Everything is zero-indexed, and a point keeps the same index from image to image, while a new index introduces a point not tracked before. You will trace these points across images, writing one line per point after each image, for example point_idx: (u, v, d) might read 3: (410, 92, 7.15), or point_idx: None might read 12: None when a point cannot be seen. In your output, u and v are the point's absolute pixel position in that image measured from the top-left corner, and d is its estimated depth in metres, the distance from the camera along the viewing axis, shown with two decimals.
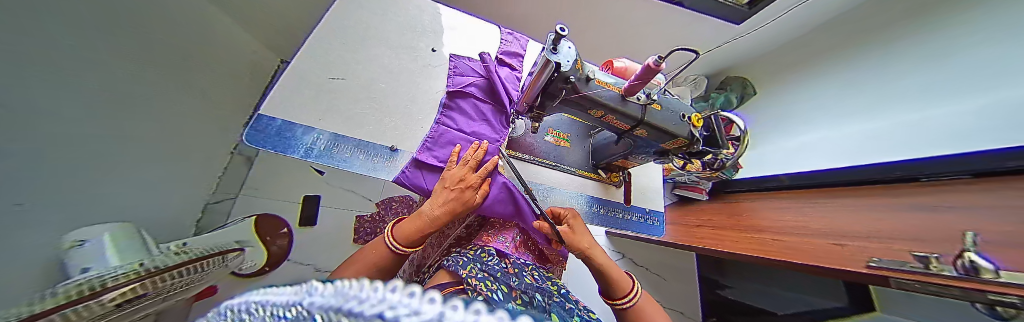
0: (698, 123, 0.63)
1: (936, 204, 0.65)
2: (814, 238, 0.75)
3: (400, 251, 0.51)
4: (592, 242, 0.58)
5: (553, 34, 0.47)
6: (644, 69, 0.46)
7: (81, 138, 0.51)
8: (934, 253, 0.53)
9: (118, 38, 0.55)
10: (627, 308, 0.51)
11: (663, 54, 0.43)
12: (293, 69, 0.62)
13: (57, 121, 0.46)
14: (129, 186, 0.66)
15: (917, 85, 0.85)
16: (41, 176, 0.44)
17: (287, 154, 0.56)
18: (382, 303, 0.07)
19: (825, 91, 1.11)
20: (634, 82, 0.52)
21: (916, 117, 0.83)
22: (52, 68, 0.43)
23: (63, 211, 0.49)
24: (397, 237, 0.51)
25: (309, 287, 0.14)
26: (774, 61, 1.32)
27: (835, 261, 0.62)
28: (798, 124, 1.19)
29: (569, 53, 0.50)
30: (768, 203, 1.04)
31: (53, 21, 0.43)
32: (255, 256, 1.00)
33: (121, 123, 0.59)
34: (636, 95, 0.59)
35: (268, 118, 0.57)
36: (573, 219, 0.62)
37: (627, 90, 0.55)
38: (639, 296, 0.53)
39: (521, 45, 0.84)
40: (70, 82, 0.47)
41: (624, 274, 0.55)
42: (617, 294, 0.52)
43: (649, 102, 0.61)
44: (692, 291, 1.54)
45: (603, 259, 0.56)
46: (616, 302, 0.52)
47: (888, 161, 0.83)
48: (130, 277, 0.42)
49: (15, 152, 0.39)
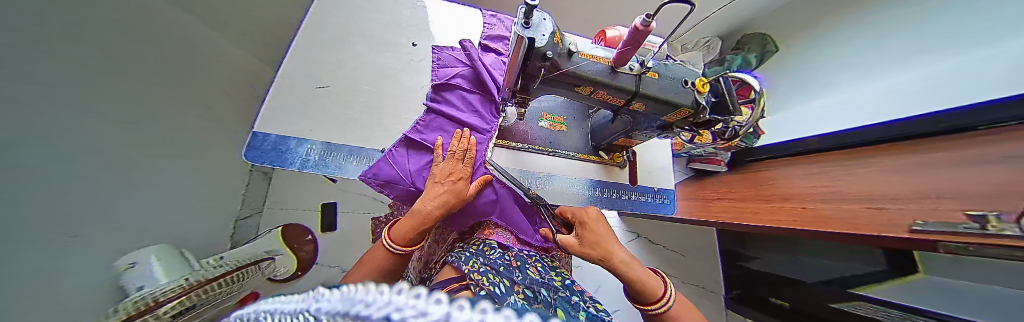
0: (704, 88, 0.58)
1: (994, 153, 0.57)
2: (848, 205, 0.71)
3: (397, 251, 0.52)
4: (614, 246, 0.50)
5: (524, 6, 0.43)
6: (631, 33, 0.41)
7: (117, 171, 0.56)
8: (994, 212, 0.46)
9: (139, 74, 0.60)
10: (659, 314, 0.46)
11: (651, 12, 0.37)
12: (281, 81, 0.63)
13: (90, 157, 0.50)
14: (166, 209, 0.73)
15: (963, 20, 0.73)
16: (86, 207, 0.49)
17: (286, 167, 0.58)
18: (388, 305, 0.08)
19: (862, 34, 0.96)
20: (624, 50, 0.47)
21: (961, 55, 0.72)
22: (75, 111, 0.47)
23: (114, 238, 0.55)
24: (393, 237, 0.51)
25: (315, 293, 0.14)
26: (797, 13, 1.17)
27: (870, 227, 0.58)
28: (824, 80, 1.08)
29: (543, 26, 0.46)
30: (789, 170, 0.99)
31: (71, 66, 0.47)
32: (286, 263, 1.07)
33: (145, 154, 0.64)
34: (627, 65, 0.54)
35: (263, 134, 0.58)
36: (589, 223, 0.54)
37: (618, 59, 0.51)
38: (672, 299, 0.46)
39: (506, 27, 0.80)
40: (98, 122, 0.52)
41: (655, 276, 0.49)
42: (645, 302, 0.46)
43: (643, 71, 0.56)
44: (712, 265, 1.51)
45: (629, 268, 0.48)
46: (649, 308, 0.46)
47: (924, 112, 0.73)
48: (176, 292, 0.47)
49: (60, 189, 0.44)
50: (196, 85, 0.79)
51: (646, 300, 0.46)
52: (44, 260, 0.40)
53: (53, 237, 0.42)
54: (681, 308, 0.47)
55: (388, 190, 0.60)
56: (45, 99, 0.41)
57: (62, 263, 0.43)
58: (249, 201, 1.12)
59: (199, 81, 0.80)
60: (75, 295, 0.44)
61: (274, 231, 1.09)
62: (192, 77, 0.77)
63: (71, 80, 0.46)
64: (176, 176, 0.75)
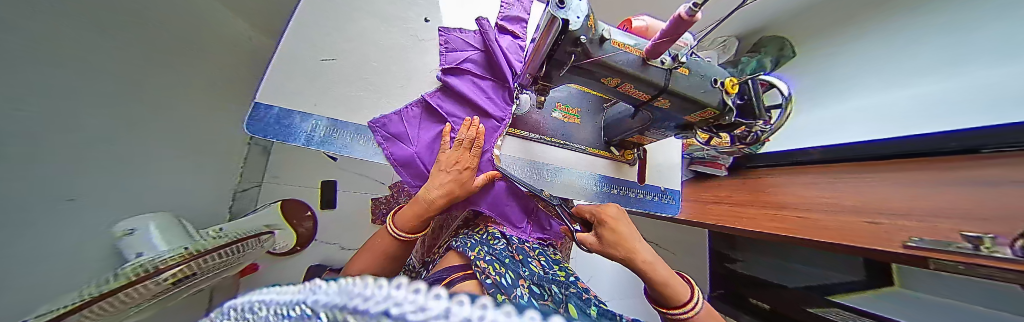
0: (733, 89, 0.57)
1: (999, 177, 0.57)
2: (843, 217, 0.72)
3: (402, 237, 0.54)
4: (652, 253, 0.50)
5: None
6: (673, 23, 0.38)
7: (114, 137, 0.55)
8: (989, 235, 0.47)
9: (132, 36, 0.56)
10: (685, 319, 0.47)
11: (698, 1, 0.34)
12: (285, 51, 0.60)
13: (86, 119, 0.49)
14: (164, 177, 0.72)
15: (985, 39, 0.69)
16: (81, 171, 0.48)
17: (289, 142, 0.56)
18: (387, 300, 0.07)
19: (880, 44, 0.93)
20: (660, 41, 0.45)
21: (979, 75, 0.70)
22: (66, 72, 0.44)
23: (106, 203, 0.54)
24: (399, 224, 0.54)
25: (312, 284, 0.14)
26: (822, 16, 1.10)
27: (867, 241, 0.59)
28: (842, 89, 1.03)
29: (579, 7, 0.43)
30: (794, 178, 0.97)
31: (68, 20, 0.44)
32: (285, 237, 1.10)
33: (144, 121, 0.62)
34: (660, 58, 0.52)
35: (266, 106, 0.57)
36: (619, 224, 0.52)
37: (650, 51, 0.49)
38: (698, 306, 0.47)
39: (524, 8, 0.75)
40: (88, 81, 0.49)
41: (682, 281, 0.49)
42: (674, 305, 0.47)
43: (676, 66, 0.54)
44: (699, 264, 1.56)
45: (662, 273, 0.48)
46: (672, 312, 0.47)
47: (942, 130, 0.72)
48: (177, 260, 0.47)
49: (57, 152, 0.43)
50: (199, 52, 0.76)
51: (670, 304, 0.47)
52: (25, 224, 0.38)
53: (40, 202, 0.40)
54: (705, 315, 0.48)
55: (390, 145, 0.61)
56: (34, 58, 0.39)
57: (51, 228, 0.42)
58: (249, 174, 1.12)
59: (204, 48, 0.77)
60: (61, 263, 0.43)
61: (274, 205, 1.11)
62: (195, 45, 0.74)
63: (64, 36, 0.44)
64: (174, 145, 0.73)
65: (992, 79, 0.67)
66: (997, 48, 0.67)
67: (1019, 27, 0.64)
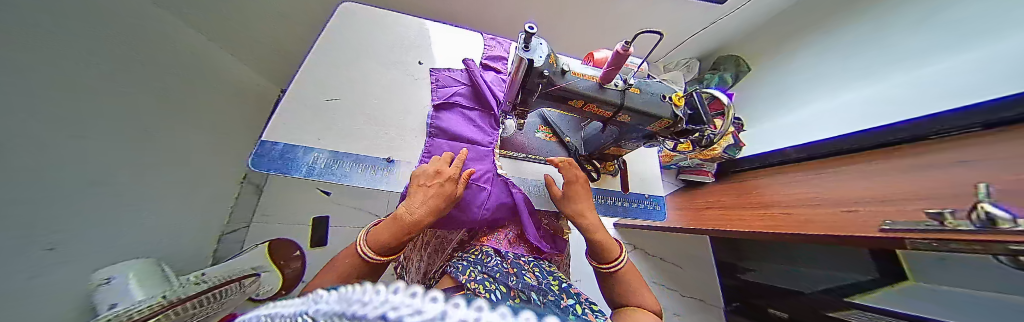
0: (680, 101, 0.63)
1: (953, 159, 0.62)
2: (824, 209, 0.74)
3: (372, 259, 0.44)
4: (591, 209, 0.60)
5: (525, 33, 0.49)
6: (614, 56, 0.45)
7: (68, 184, 0.52)
8: (948, 210, 0.49)
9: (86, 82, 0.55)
10: (613, 273, 0.49)
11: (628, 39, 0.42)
12: (292, 94, 0.64)
13: (42, 166, 0.47)
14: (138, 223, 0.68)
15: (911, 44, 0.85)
16: (43, 220, 0.46)
17: (292, 175, 0.57)
18: (382, 305, 0.08)
19: (816, 54, 1.14)
20: (608, 69, 0.51)
21: (921, 71, 0.81)
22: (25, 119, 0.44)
23: (61, 254, 0.50)
24: (370, 243, 0.45)
25: (316, 296, 0.14)
26: (767, 36, 1.33)
27: (846, 229, 0.60)
28: (803, 92, 1.18)
29: (541, 49, 0.52)
30: (779, 178, 1.01)
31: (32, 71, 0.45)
32: (271, 281, 0.96)
33: (109, 166, 0.60)
34: (613, 82, 0.59)
35: (272, 143, 0.58)
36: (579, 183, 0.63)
37: (603, 77, 0.55)
38: (626, 263, 0.50)
39: (504, 49, 0.86)
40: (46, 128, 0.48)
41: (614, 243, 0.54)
42: (606, 259, 0.50)
43: (627, 87, 0.61)
44: (710, 277, 1.49)
45: (599, 225, 0.56)
46: (603, 266, 0.50)
47: (906, 119, 0.78)
48: (150, 311, 0.43)
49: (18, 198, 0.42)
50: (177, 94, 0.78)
51: (602, 258, 0.50)
52: None
53: None
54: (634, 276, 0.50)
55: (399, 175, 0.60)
56: None
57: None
58: (238, 214, 1.08)
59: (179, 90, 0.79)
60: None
61: (263, 245, 1.03)
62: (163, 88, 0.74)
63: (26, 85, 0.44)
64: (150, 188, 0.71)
65: (928, 75, 0.79)
66: (929, 47, 0.81)
67: (943, 31, 0.78)
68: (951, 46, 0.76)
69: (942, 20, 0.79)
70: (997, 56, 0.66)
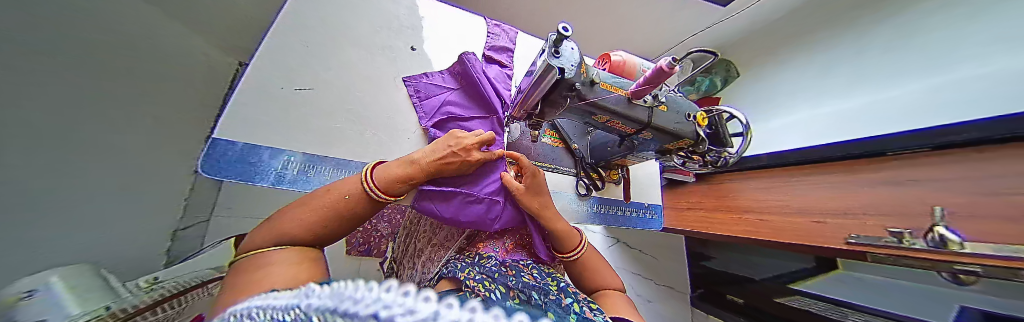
0: (704, 121, 0.64)
1: (905, 177, 0.73)
2: (795, 218, 0.86)
3: (377, 197, 0.42)
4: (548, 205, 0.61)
5: (555, 35, 0.44)
6: (655, 71, 0.44)
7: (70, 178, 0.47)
8: (907, 230, 0.66)
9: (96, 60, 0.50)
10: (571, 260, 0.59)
11: (675, 56, 0.40)
12: (249, 78, 0.54)
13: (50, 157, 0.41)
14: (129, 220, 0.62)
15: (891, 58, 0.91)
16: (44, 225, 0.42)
17: (255, 183, 0.50)
18: (376, 303, 0.07)
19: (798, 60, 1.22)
20: (642, 87, 0.50)
21: (916, 83, 0.84)
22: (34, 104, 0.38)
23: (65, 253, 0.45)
24: (380, 176, 0.43)
25: (308, 289, 0.13)
26: (751, 41, 1.41)
27: (819, 239, 0.76)
28: (783, 98, 1.25)
29: (571, 55, 0.48)
30: (751, 183, 1.08)
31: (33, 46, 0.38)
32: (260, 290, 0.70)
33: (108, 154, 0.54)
34: (643, 98, 0.58)
35: (226, 141, 0.48)
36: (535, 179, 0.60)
37: (634, 94, 0.54)
38: (582, 249, 0.60)
39: (509, 38, 0.84)
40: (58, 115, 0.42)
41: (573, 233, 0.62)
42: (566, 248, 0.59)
43: (656, 104, 0.60)
44: (680, 266, 1.60)
45: (558, 224, 0.59)
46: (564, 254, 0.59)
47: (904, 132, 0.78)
48: None
49: (14, 193, 0.35)
50: (183, 71, 0.70)
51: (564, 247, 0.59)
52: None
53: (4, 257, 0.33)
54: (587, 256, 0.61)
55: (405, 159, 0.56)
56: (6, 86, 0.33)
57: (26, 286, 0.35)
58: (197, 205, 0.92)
59: (187, 65, 0.71)
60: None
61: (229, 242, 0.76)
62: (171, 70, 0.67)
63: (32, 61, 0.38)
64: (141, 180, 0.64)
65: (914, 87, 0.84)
66: (912, 61, 0.87)
67: (914, 51, 0.86)
68: (936, 59, 0.81)
69: (923, 35, 0.85)
70: (998, 70, 0.69)
